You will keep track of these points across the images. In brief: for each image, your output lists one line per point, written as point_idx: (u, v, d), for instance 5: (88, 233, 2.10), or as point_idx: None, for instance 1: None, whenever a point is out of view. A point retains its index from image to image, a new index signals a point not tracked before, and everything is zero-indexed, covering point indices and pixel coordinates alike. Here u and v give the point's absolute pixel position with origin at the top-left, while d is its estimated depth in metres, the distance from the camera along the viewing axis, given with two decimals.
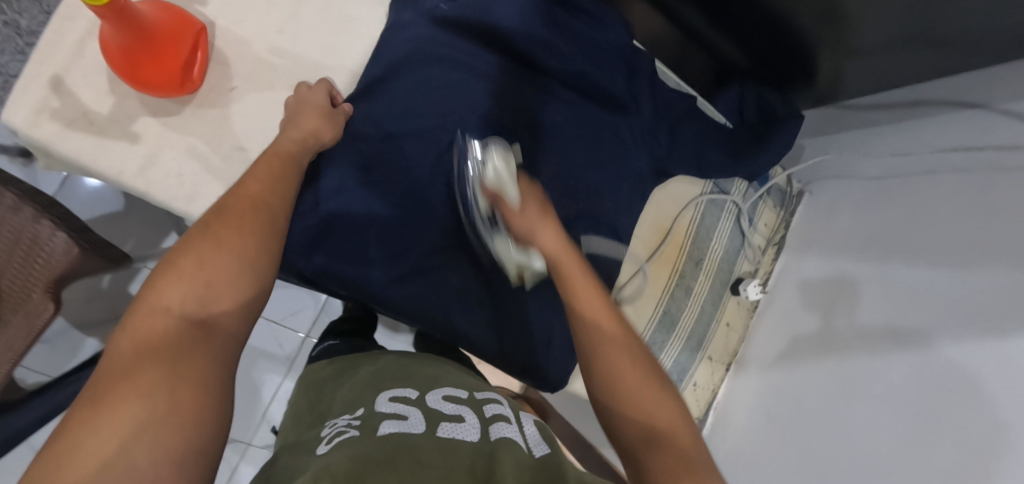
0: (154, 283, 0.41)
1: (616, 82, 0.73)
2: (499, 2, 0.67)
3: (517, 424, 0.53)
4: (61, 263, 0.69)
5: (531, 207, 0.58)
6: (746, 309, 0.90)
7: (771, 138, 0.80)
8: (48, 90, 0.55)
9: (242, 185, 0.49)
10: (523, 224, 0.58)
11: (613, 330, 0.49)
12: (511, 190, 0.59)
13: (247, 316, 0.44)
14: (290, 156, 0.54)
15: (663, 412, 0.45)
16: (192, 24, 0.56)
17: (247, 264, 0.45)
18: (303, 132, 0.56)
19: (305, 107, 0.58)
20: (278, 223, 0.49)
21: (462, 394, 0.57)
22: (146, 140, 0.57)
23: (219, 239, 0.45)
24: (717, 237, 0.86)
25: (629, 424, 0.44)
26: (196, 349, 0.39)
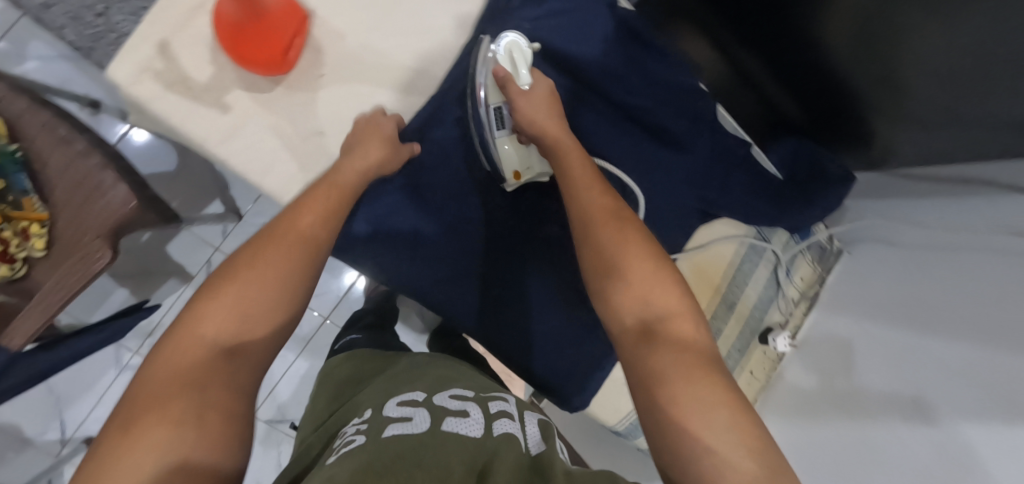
0: (198, 310, 0.47)
1: (680, 122, 0.75)
2: (582, 31, 0.70)
3: (520, 423, 0.56)
4: (120, 212, 0.75)
5: (539, 94, 0.65)
6: (772, 360, 0.90)
7: (820, 197, 0.82)
8: (155, 51, 0.58)
9: (292, 214, 0.55)
10: (531, 110, 0.64)
11: (606, 214, 0.56)
12: (524, 74, 0.64)
13: (275, 338, 0.50)
14: (346, 189, 0.58)
15: (664, 297, 0.50)
16: (298, 14, 0.59)
17: (282, 296, 0.51)
18: (366, 160, 0.59)
19: (371, 134, 0.60)
20: (320, 255, 0.54)
21: (468, 393, 0.60)
22: (236, 112, 0.60)
23: (260, 274, 0.50)
24: (752, 285, 0.85)
25: (627, 308, 0.51)
26: (226, 374, 0.45)
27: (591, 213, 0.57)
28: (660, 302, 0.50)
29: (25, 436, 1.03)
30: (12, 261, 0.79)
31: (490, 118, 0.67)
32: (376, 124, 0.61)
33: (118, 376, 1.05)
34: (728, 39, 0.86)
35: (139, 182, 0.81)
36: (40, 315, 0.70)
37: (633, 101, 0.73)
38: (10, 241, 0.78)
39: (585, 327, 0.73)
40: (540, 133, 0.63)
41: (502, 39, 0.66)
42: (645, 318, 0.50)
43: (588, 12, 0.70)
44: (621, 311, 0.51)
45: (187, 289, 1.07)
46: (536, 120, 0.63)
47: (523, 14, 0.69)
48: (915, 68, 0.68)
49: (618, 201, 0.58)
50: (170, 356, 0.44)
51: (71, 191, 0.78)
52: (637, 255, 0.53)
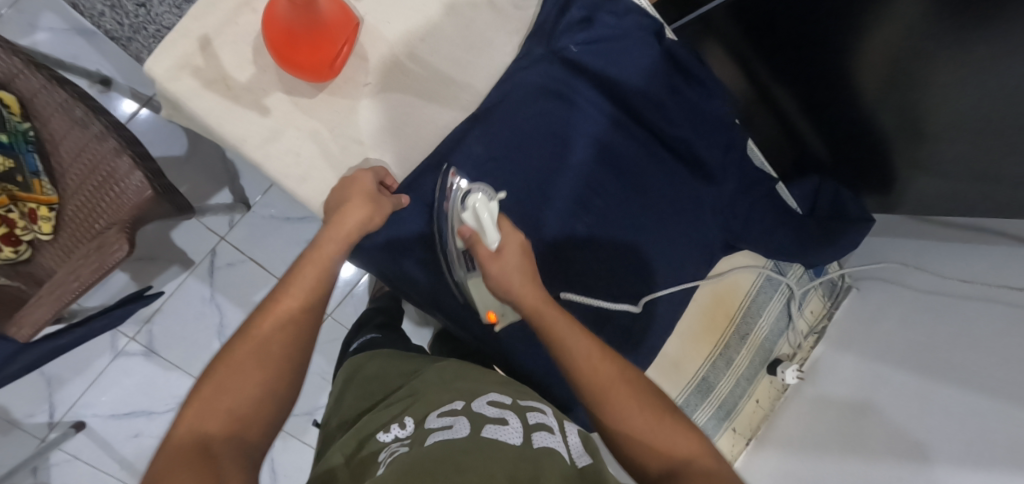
0: (186, 413, 0.44)
1: (713, 153, 0.76)
2: (626, 57, 0.70)
3: (561, 432, 0.53)
4: (133, 200, 0.72)
5: (510, 253, 0.58)
6: (776, 389, 0.92)
7: (840, 235, 0.83)
8: (196, 48, 0.56)
9: (273, 301, 0.52)
10: (503, 274, 0.57)
11: (604, 363, 0.53)
12: (491, 234, 0.57)
13: (267, 428, 0.47)
14: (331, 260, 0.55)
15: (680, 435, 0.50)
16: (350, 22, 0.58)
17: (274, 381, 0.48)
18: (349, 223, 0.56)
19: (352, 192, 0.57)
20: (308, 339, 0.51)
21: (506, 400, 0.57)
22: (276, 115, 0.59)
23: (245, 365, 0.48)
24: (765, 316, 0.87)
25: (653, 463, 0.49)
26: (217, 462, 0.41)
27: (581, 355, 0.53)
28: (672, 444, 0.49)
29: (13, 417, 0.98)
30: (18, 243, 0.75)
31: (458, 259, 0.63)
32: (354, 180, 0.58)
33: (112, 362, 0.99)
34: (765, 77, 0.84)
35: (154, 169, 0.77)
36: (52, 305, 0.69)
37: (670, 129, 0.74)
38: (17, 222, 0.75)
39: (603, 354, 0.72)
40: (515, 297, 0.57)
41: (466, 202, 0.59)
42: (669, 462, 0.48)
43: (634, 39, 0.70)
44: (648, 465, 0.49)
45: (188, 277, 1.01)
46: (511, 284, 0.57)
47: (572, 36, 0.68)
48: (946, 119, 0.69)
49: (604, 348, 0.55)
50: (164, 468, 0.40)
51: (81, 177, 0.73)
52: (630, 399, 0.52)
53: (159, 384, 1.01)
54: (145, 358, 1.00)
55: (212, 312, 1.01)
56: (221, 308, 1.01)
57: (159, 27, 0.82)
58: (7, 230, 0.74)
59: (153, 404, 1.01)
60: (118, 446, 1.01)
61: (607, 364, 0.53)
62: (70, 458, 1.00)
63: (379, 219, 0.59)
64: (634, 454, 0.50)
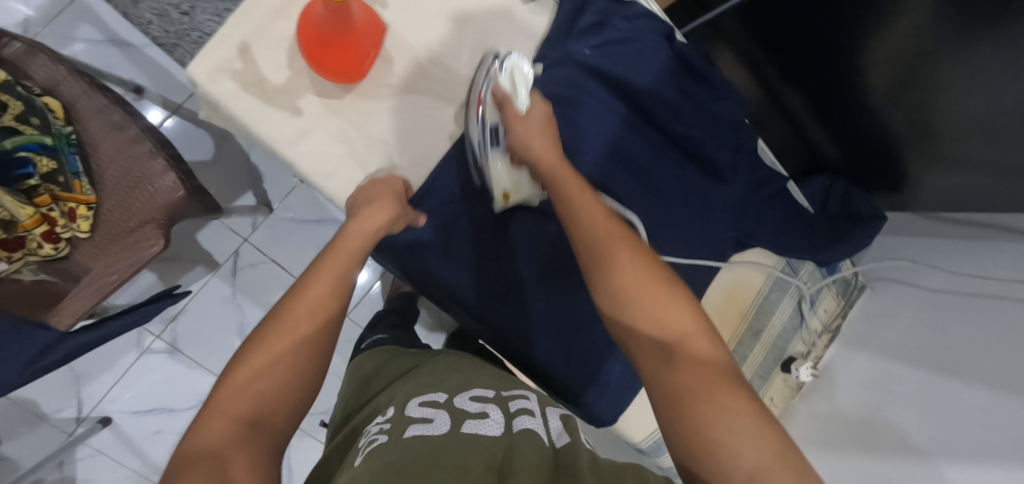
0: (219, 393, 0.46)
1: (724, 153, 0.78)
2: (638, 60, 0.73)
3: (543, 419, 0.54)
4: (165, 199, 0.76)
5: (535, 117, 0.63)
6: (791, 388, 0.92)
7: (858, 230, 0.84)
8: (235, 53, 0.60)
9: (302, 290, 0.54)
10: (526, 134, 0.62)
11: (607, 226, 0.55)
12: (522, 96, 0.63)
13: (295, 413, 0.48)
14: (355, 254, 0.58)
15: (676, 312, 0.49)
16: (377, 28, 0.61)
17: (301, 368, 0.50)
18: (375, 219, 0.59)
19: (380, 192, 0.61)
20: (332, 327, 0.53)
21: (489, 394, 0.58)
22: (307, 115, 0.62)
23: (278, 349, 0.49)
24: (778, 313, 0.87)
25: (645, 332, 0.49)
26: (245, 445, 0.43)
27: (584, 217, 0.56)
28: (666, 321, 0.49)
29: (41, 411, 0.97)
30: (56, 241, 0.75)
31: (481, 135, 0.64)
32: (382, 181, 0.62)
33: (137, 359, 0.99)
34: (774, 78, 0.86)
35: (186, 171, 0.81)
36: (91, 297, 0.74)
37: (681, 130, 0.76)
38: (56, 221, 0.75)
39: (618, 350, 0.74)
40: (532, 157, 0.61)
41: (504, 61, 0.64)
42: (662, 337, 0.48)
43: (647, 43, 0.73)
44: (640, 335, 0.49)
45: (212, 278, 1.01)
46: (530, 146, 0.61)
47: (585, 40, 0.71)
48: (956, 114, 0.71)
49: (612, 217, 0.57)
50: (197, 445, 0.42)
51: (113, 180, 0.77)
52: (636, 265, 0.52)
53: (180, 381, 1.00)
54: (168, 356, 1.00)
55: (233, 311, 1.02)
56: (241, 308, 1.01)
57: (202, 34, 0.94)
58: (45, 227, 0.74)
59: (175, 401, 1.00)
60: (141, 443, 1.00)
61: (616, 234, 0.54)
62: (95, 453, 0.99)
63: (401, 219, 0.62)
64: (626, 321, 0.51)
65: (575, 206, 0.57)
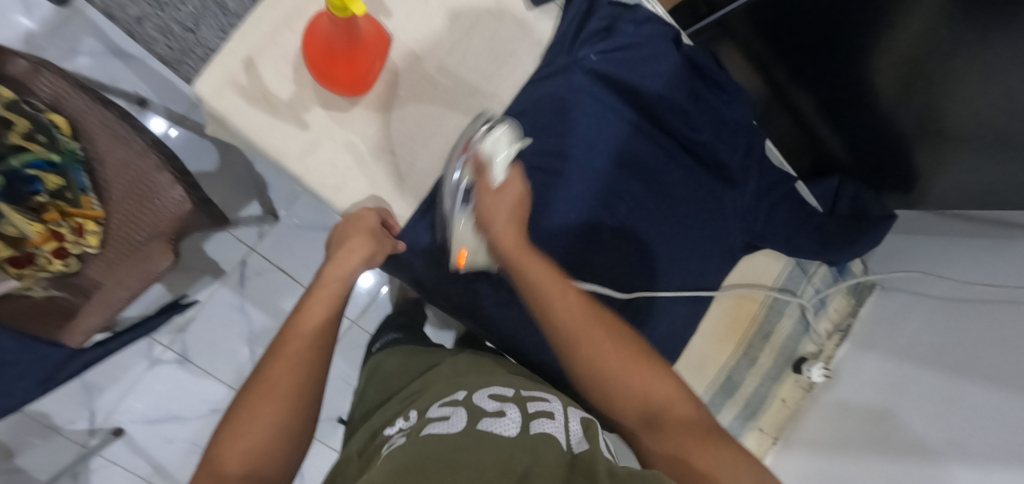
0: (215, 457, 0.47)
1: (733, 156, 0.77)
2: (646, 65, 0.72)
3: (563, 417, 0.51)
4: (171, 215, 0.77)
5: (508, 192, 0.60)
6: (802, 388, 0.92)
7: (867, 230, 0.83)
8: (241, 67, 0.59)
9: (287, 339, 0.53)
10: (495, 208, 0.60)
11: (574, 307, 0.55)
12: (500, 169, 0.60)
13: (291, 462, 0.49)
14: (336, 295, 0.57)
15: (654, 379, 0.52)
16: (382, 38, 0.60)
17: (291, 418, 0.50)
18: (351, 259, 0.58)
19: (358, 229, 0.59)
20: (319, 372, 0.53)
21: (508, 392, 0.55)
22: (313, 129, 0.61)
23: (264, 406, 0.49)
24: (786, 316, 0.87)
25: (631, 406, 0.51)
26: None
27: (554, 296, 0.55)
28: (650, 390, 0.51)
29: (53, 424, 0.95)
30: (65, 258, 0.75)
31: (453, 195, 0.63)
32: (360, 216, 0.61)
33: (148, 370, 0.97)
34: (783, 78, 0.84)
35: (195, 182, 0.81)
36: (103, 312, 0.78)
37: (691, 134, 0.76)
38: (66, 238, 0.74)
39: None
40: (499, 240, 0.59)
41: (485, 135, 0.62)
42: (646, 410, 0.50)
43: (655, 47, 0.72)
44: (625, 411, 0.51)
45: (220, 286, 0.99)
46: (493, 222, 0.60)
47: (592, 46, 0.70)
48: (967, 118, 0.71)
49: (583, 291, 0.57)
50: None
51: (121, 194, 0.77)
52: (606, 343, 0.53)
53: (191, 390, 0.99)
54: (179, 366, 0.98)
55: (241, 320, 1.01)
56: (250, 316, 1.01)
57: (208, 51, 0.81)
58: (55, 244, 0.73)
59: (189, 409, 0.99)
60: (154, 453, 0.99)
61: (581, 308, 0.55)
62: (109, 464, 0.98)
63: (383, 254, 0.62)
64: (607, 398, 0.52)
65: (537, 279, 0.57)
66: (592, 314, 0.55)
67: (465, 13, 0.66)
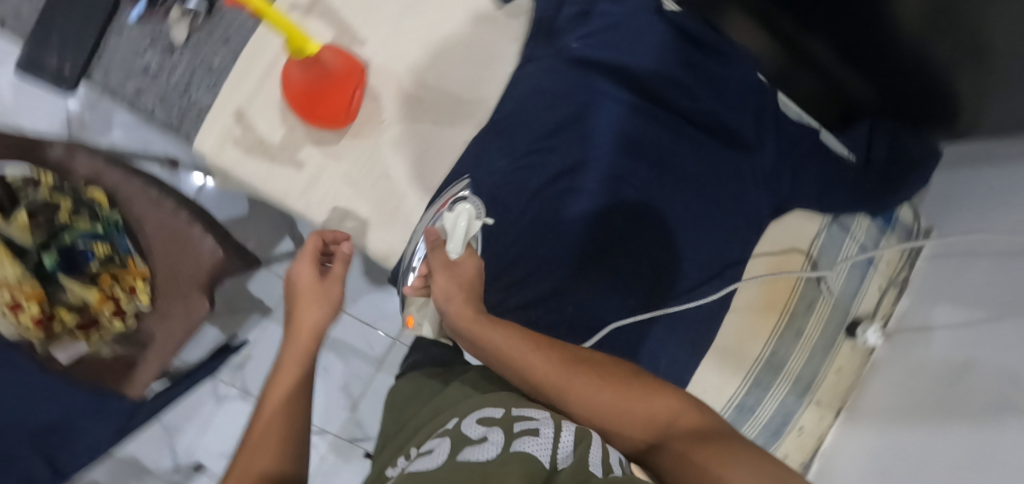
0: None
1: (743, 120, 0.74)
2: (634, 42, 0.70)
3: (551, 431, 0.47)
4: (208, 263, 0.80)
5: (462, 270, 0.59)
6: (861, 356, 0.85)
7: (916, 174, 0.79)
8: (233, 121, 0.62)
9: (275, 380, 0.50)
10: (444, 286, 0.57)
11: (543, 366, 0.52)
12: (456, 245, 0.61)
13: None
14: (314, 333, 0.54)
15: (655, 400, 0.49)
16: (356, 69, 0.62)
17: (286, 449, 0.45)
18: (312, 310, 0.54)
19: (299, 291, 0.55)
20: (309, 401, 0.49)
21: (497, 414, 0.51)
22: (309, 167, 0.63)
23: (258, 444, 0.44)
24: (837, 277, 0.81)
25: (633, 439, 0.49)
26: None
27: (516, 357, 0.53)
28: (650, 412, 0.48)
29: (142, 465, 1.04)
30: (124, 317, 0.81)
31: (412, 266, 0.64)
32: (300, 275, 0.56)
33: (217, 407, 1.05)
34: (792, 29, 0.77)
35: (222, 231, 0.85)
36: (156, 363, 0.79)
37: (694, 105, 0.73)
38: (120, 298, 0.80)
39: (653, 338, 0.74)
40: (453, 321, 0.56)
41: (455, 204, 0.63)
42: (652, 433, 0.48)
43: (641, 22, 0.70)
44: (630, 438, 0.49)
45: (269, 322, 1.05)
46: (445, 301, 0.57)
47: (572, 33, 0.70)
48: (1006, 27, 0.61)
49: (551, 345, 0.54)
50: None
51: (160, 250, 0.80)
52: (589, 387, 0.51)
53: None
54: (244, 399, 1.05)
55: None
56: None
57: (201, 110, 0.62)
58: (112, 305, 0.80)
59: None
60: None
61: (552, 360, 0.53)
62: None
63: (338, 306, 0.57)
64: (610, 437, 0.50)
65: (502, 348, 0.54)
66: (567, 357, 0.54)
67: (439, 24, 0.66)
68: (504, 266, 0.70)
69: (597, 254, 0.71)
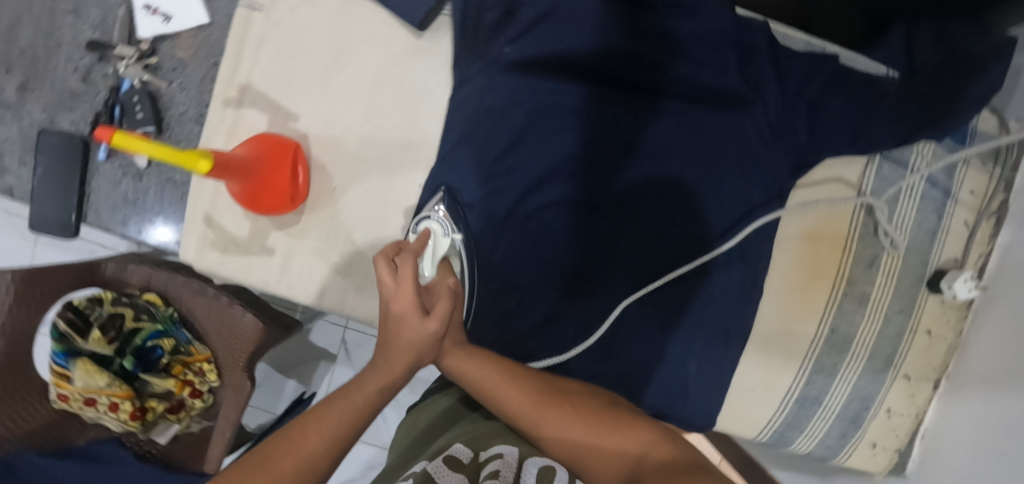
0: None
1: (727, 76, 0.64)
2: (571, 28, 0.63)
3: (514, 474, 0.46)
4: (253, 339, 0.84)
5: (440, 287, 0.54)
6: (957, 310, 0.68)
7: (982, 76, 0.61)
8: (204, 226, 0.65)
9: (360, 381, 0.48)
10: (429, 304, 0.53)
11: (517, 392, 0.51)
12: (425, 269, 0.58)
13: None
14: (415, 350, 0.49)
15: (631, 434, 0.48)
16: (288, 146, 0.63)
17: (337, 449, 0.44)
18: (409, 320, 0.49)
19: (401, 291, 0.49)
20: (368, 411, 0.47)
21: (466, 456, 0.49)
22: (279, 251, 0.65)
23: (314, 442, 0.43)
24: (900, 221, 0.67)
25: (606, 472, 0.47)
26: None
27: (489, 384, 0.51)
28: (624, 443, 0.48)
29: None
30: (201, 395, 0.90)
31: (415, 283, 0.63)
32: (390, 285, 0.49)
33: None
34: None
35: (259, 305, 0.91)
36: (219, 443, 0.83)
37: (658, 75, 0.64)
38: (194, 380, 0.89)
39: (660, 329, 0.67)
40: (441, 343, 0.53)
41: (420, 224, 0.62)
42: (629, 468, 0.46)
43: (575, 4, 0.63)
44: (602, 473, 0.47)
45: (336, 366, 1.13)
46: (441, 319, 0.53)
47: (501, 38, 0.63)
48: None
49: (530, 373, 0.53)
50: None
51: (216, 327, 0.88)
52: (561, 417, 0.49)
53: None
54: None
55: None
56: None
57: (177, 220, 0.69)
58: (189, 389, 0.88)
59: None
60: None
61: (528, 388, 0.51)
62: None
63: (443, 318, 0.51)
64: (580, 471, 0.48)
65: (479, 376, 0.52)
66: (543, 387, 0.52)
67: (364, 76, 0.65)
68: (495, 302, 0.66)
69: (595, 268, 0.66)
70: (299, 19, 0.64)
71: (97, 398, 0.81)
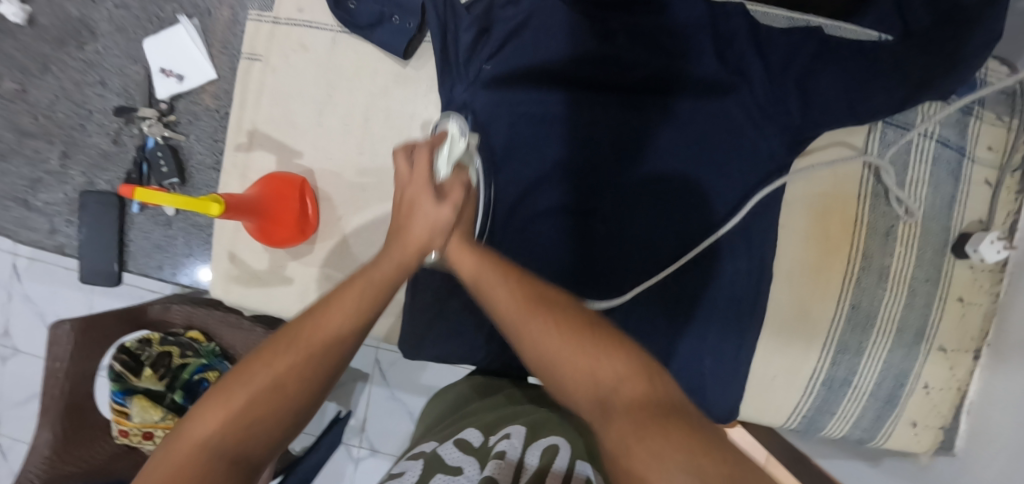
0: (255, 355, 0.42)
1: (706, 64, 0.64)
2: (543, 38, 0.65)
3: (521, 454, 0.44)
4: None
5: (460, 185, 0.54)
6: (989, 275, 0.65)
7: (978, 30, 0.58)
8: (229, 263, 0.71)
9: (376, 265, 0.47)
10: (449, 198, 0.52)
11: (506, 300, 0.46)
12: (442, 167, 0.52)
13: (343, 364, 0.44)
14: (429, 232, 0.49)
15: (609, 358, 0.42)
16: (293, 182, 0.68)
17: (359, 326, 0.44)
18: (421, 204, 0.49)
19: (415, 177, 0.50)
20: (384, 293, 0.46)
21: (476, 440, 0.49)
22: (297, 280, 0.69)
23: (335, 316, 0.44)
24: (912, 186, 0.64)
25: (578, 395, 0.42)
26: (270, 395, 0.41)
27: (483, 285, 0.47)
28: (595, 370, 0.42)
29: None
30: None
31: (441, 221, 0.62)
32: (407, 175, 0.51)
33: None
34: None
35: None
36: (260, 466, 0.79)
37: (636, 73, 0.65)
38: None
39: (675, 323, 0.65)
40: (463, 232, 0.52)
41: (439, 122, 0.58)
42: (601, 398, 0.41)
43: (546, 15, 0.64)
44: (575, 397, 0.42)
45: None
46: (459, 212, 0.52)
47: (479, 57, 0.66)
48: None
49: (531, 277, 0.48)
50: (214, 400, 0.40)
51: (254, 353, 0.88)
52: (542, 331, 0.43)
53: None
54: None
55: None
56: None
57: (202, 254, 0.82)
58: None
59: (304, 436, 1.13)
60: None
61: (520, 294, 0.46)
62: None
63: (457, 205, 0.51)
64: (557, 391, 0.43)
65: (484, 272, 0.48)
66: (535, 294, 0.46)
67: (357, 109, 0.70)
68: None
69: (597, 266, 0.66)
70: (296, 66, 0.70)
71: (154, 431, 0.82)
